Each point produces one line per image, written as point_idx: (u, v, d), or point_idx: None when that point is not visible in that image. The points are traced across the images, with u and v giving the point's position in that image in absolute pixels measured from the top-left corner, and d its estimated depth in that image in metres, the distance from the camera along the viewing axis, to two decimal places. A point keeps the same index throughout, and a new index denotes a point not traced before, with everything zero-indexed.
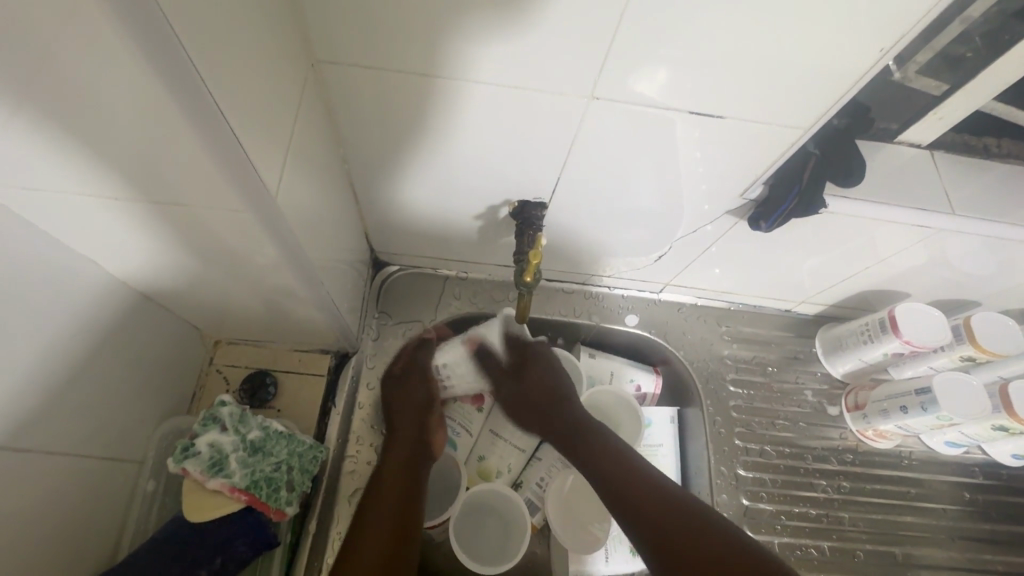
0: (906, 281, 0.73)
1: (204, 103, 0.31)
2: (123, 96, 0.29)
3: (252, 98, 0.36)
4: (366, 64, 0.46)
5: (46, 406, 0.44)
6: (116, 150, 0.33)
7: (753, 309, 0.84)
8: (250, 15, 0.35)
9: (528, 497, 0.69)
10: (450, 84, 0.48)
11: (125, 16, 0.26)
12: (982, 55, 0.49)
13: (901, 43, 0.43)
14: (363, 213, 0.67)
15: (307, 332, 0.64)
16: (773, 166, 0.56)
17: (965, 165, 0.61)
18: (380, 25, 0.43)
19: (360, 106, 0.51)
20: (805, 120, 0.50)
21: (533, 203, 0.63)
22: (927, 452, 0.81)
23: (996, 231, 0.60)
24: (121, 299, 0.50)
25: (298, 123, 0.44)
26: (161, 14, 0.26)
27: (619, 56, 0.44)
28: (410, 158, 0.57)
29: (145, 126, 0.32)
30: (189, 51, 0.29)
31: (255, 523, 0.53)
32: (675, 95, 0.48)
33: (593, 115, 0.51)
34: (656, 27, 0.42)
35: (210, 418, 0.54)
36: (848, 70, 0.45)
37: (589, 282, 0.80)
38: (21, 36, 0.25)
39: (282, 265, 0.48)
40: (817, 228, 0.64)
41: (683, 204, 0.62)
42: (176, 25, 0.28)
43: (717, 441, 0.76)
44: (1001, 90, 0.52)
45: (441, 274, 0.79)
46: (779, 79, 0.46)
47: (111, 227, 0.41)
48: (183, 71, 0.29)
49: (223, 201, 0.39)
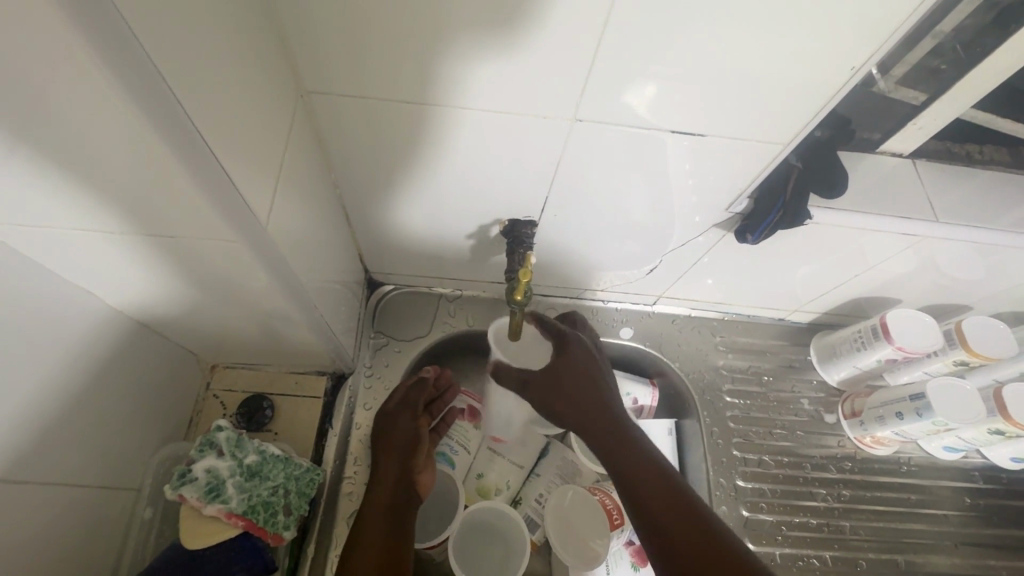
0: (897, 287, 0.74)
1: (182, 127, 0.31)
2: (105, 129, 0.30)
3: (238, 129, 0.37)
4: (354, 93, 0.48)
5: (43, 435, 0.45)
6: (111, 186, 0.34)
7: (748, 319, 0.85)
8: (233, 45, 0.36)
9: (527, 514, 0.70)
10: (438, 108, 0.49)
11: (121, 74, 0.27)
12: (956, 67, 0.51)
13: (875, 57, 0.44)
14: (357, 235, 0.68)
15: (303, 355, 0.65)
16: (757, 179, 0.57)
17: (947, 172, 0.63)
18: (366, 54, 0.44)
19: (350, 132, 0.52)
20: (784, 134, 0.51)
21: (522, 221, 0.64)
22: (927, 457, 0.81)
23: (981, 237, 0.61)
24: (118, 327, 0.51)
25: (287, 152, 0.45)
26: (137, 44, 0.27)
27: (602, 77, 0.45)
28: (402, 181, 0.58)
29: (135, 166, 0.33)
30: (165, 78, 0.29)
31: (252, 547, 0.53)
32: (662, 112, 0.49)
33: (579, 135, 0.52)
34: (640, 49, 0.43)
35: (207, 443, 0.55)
36: (826, 83, 0.46)
37: (584, 296, 0.81)
38: (21, 88, 0.26)
39: (276, 289, 0.49)
40: (805, 239, 0.64)
41: (674, 217, 0.62)
42: (151, 51, 0.28)
43: (715, 453, 0.76)
44: (977, 100, 0.54)
45: (435, 293, 0.79)
46: (761, 98, 0.47)
47: (108, 258, 0.42)
48: (173, 115, 0.31)
49: (210, 228, 0.39)
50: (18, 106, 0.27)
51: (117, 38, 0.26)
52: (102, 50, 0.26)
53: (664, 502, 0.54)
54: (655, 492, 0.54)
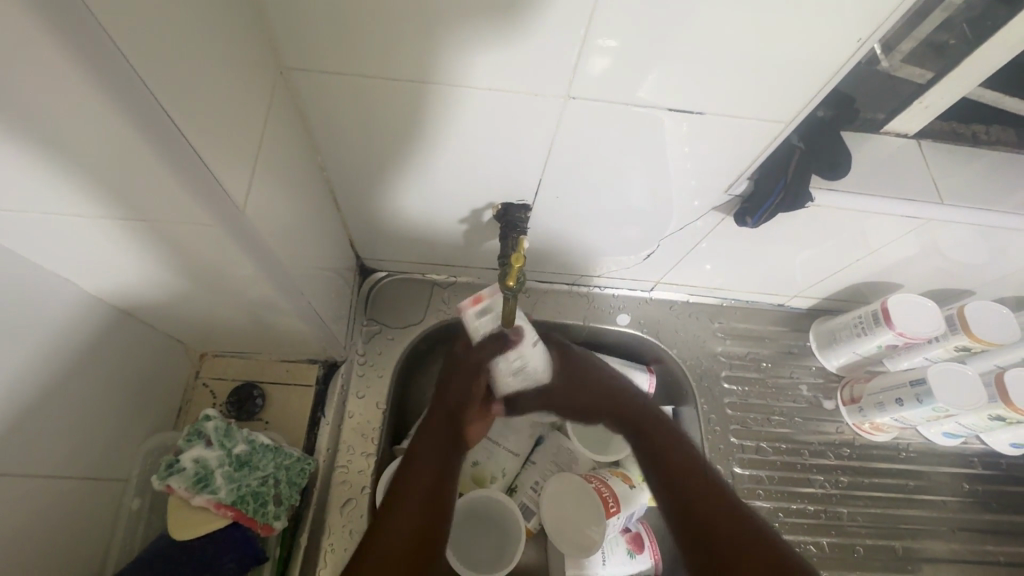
0: (899, 272, 0.73)
1: (149, 108, 0.30)
2: (63, 112, 0.28)
3: (213, 109, 0.35)
4: (338, 71, 0.46)
5: (23, 427, 0.44)
6: (76, 172, 0.32)
7: (747, 305, 0.84)
8: (207, 19, 0.34)
9: (522, 501, 0.69)
10: (426, 87, 0.47)
11: (78, 54, 0.26)
12: (963, 43, 0.49)
13: (881, 30, 0.42)
14: (347, 219, 0.66)
15: (294, 343, 0.64)
16: (757, 161, 0.55)
17: (951, 153, 0.61)
18: (348, 30, 0.42)
19: (335, 112, 0.50)
20: (786, 113, 0.49)
21: (516, 205, 0.62)
22: (926, 443, 0.80)
23: (988, 220, 0.60)
24: (99, 316, 0.49)
25: (268, 133, 0.44)
26: (96, 21, 0.25)
27: (598, 52, 0.43)
28: (391, 164, 0.57)
29: (99, 149, 0.31)
30: (126, 54, 0.27)
31: (241, 538, 0.52)
32: (660, 92, 0.47)
33: (572, 115, 0.50)
34: (638, 21, 0.41)
35: (196, 432, 0.54)
36: (829, 60, 0.44)
37: (581, 282, 0.80)
38: None
39: (262, 277, 0.47)
40: (805, 222, 0.63)
41: (673, 200, 0.61)
42: (110, 27, 0.26)
43: (713, 440, 0.76)
44: (985, 77, 0.52)
45: (429, 279, 0.78)
46: (763, 77, 0.45)
47: (83, 245, 0.41)
48: (139, 96, 0.29)
49: (186, 211, 0.37)
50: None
51: (72, 14, 0.24)
52: (56, 27, 0.24)
53: (703, 502, 0.54)
54: (700, 486, 0.56)
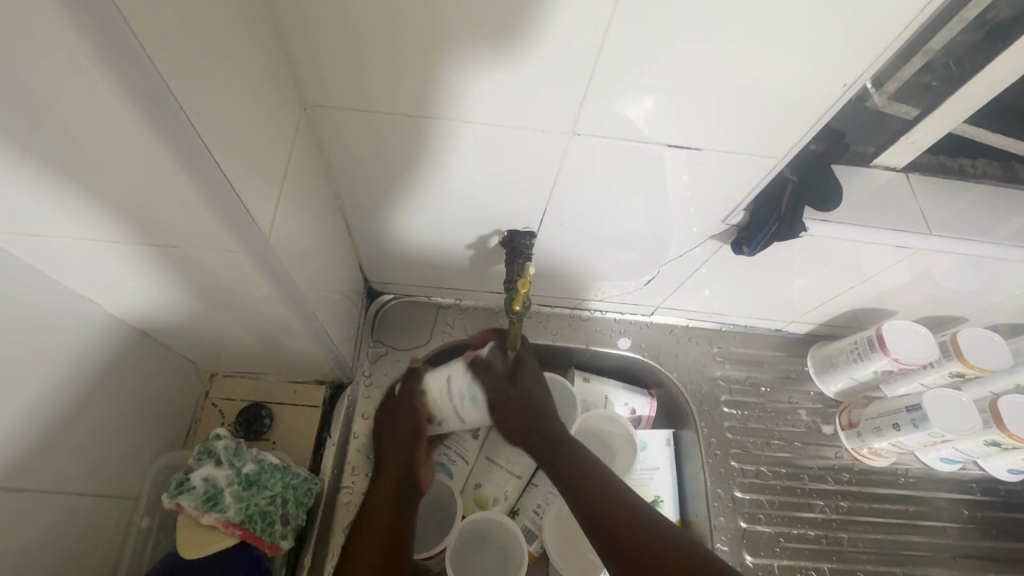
0: (893, 299, 0.75)
1: (196, 149, 0.32)
2: (117, 151, 0.31)
3: (246, 146, 0.38)
4: (356, 107, 0.49)
5: (41, 443, 0.45)
6: (116, 199, 0.35)
7: (745, 330, 0.85)
8: (242, 62, 0.37)
9: (525, 525, 0.70)
10: (438, 122, 0.50)
11: (140, 102, 0.28)
12: (947, 84, 0.52)
13: (867, 74, 0.45)
14: (357, 245, 0.68)
15: (303, 364, 0.65)
16: (753, 191, 0.57)
17: (939, 185, 0.64)
18: (366, 70, 0.45)
19: (351, 145, 0.53)
20: (779, 149, 0.52)
21: (521, 231, 0.64)
22: (924, 469, 0.81)
23: (975, 250, 0.62)
24: (118, 335, 0.51)
25: (290, 164, 0.46)
26: (158, 75, 0.28)
27: (600, 91, 0.46)
28: (401, 191, 0.59)
29: (146, 183, 0.34)
30: (181, 104, 0.30)
31: (249, 557, 0.53)
32: (660, 126, 0.50)
33: (576, 148, 0.53)
34: (635, 65, 0.44)
35: (205, 451, 0.55)
36: (819, 99, 0.47)
37: (582, 306, 0.81)
38: (42, 113, 0.27)
39: (276, 299, 0.49)
40: (801, 251, 0.65)
41: (672, 228, 0.63)
42: (161, 68, 0.28)
43: (714, 464, 0.76)
44: (967, 116, 0.55)
45: (434, 302, 0.80)
46: (756, 113, 0.48)
47: (109, 268, 0.43)
48: (189, 140, 0.32)
49: (215, 239, 0.39)
50: (23, 118, 0.27)
51: (138, 68, 0.27)
52: (124, 80, 0.27)
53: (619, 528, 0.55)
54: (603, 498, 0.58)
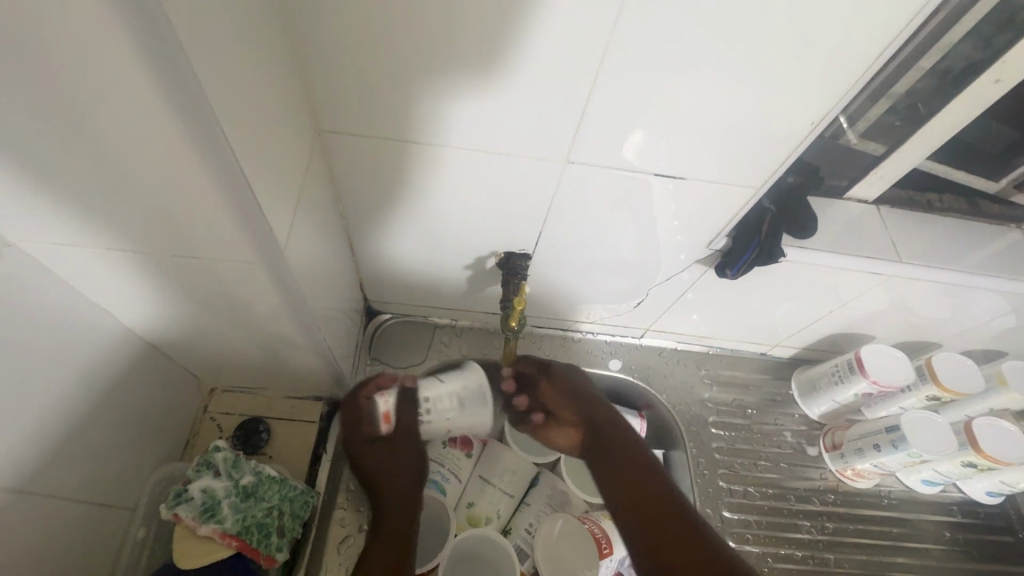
0: (870, 325, 0.78)
1: (235, 177, 0.35)
2: (156, 166, 0.34)
3: (274, 171, 0.41)
4: (365, 134, 0.52)
5: (51, 446, 0.46)
6: (145, 211, 0.37)
7: (732, 353, 0.88)
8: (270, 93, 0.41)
9: (517, 544, 0.69)
10: (443, 149, 0.53)
11: (188, 129, 0.32)
12: (908, 124, 0.57)
13: (829, 114, 0.49)
14: (360, 265, 0.71)
15: (301, 379, 0.66)
16: (735, 219, 0.61)
17: (907, 217, 0.68)
18: (378, 101, 0.49)
19: (360, 169, 0.56)
20: (757, 180, 0.56)
21: (518, 253, 0.67)
22: (907, 491, 0.82)
23: (945, 277, 0.66)
24: (129, 345, 0.53)
25: (305, 186, 0.49)
26: (211, 112, 0.31)
27: (594, 125, 0.50)
28: (404, 213, 0.62)
29: (181, 199, 0.36)
30: (228, 138, 0.33)
31: (244, 569, 0.53)
32: (648, 157, 0.54)
33: (570, 176, 0.56)
34: (626, 103, 0.48)
35: (204, 463, 0.56)
36: (791, 135, 0.51)
37: (574, 328, 0.84)
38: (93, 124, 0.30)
39: (282, 313, 0.51)
40: (781, 277, 0.69)
41: (660, 252, 0.66)
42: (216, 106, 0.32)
43: (702, 484, 0.78)
44: (927, 154, 0.60)
45: (431, 322, 0.82)
46: (736, 147, 0.52)
47: (127, 278, 0.45)
48: (229, 169, 0.34)
49: (234, 252, 0.42)
50: (83, 128, 0.30)
51: (193, 103, 0.30)
52: (177, 109, 0.30)
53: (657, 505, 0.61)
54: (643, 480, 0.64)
